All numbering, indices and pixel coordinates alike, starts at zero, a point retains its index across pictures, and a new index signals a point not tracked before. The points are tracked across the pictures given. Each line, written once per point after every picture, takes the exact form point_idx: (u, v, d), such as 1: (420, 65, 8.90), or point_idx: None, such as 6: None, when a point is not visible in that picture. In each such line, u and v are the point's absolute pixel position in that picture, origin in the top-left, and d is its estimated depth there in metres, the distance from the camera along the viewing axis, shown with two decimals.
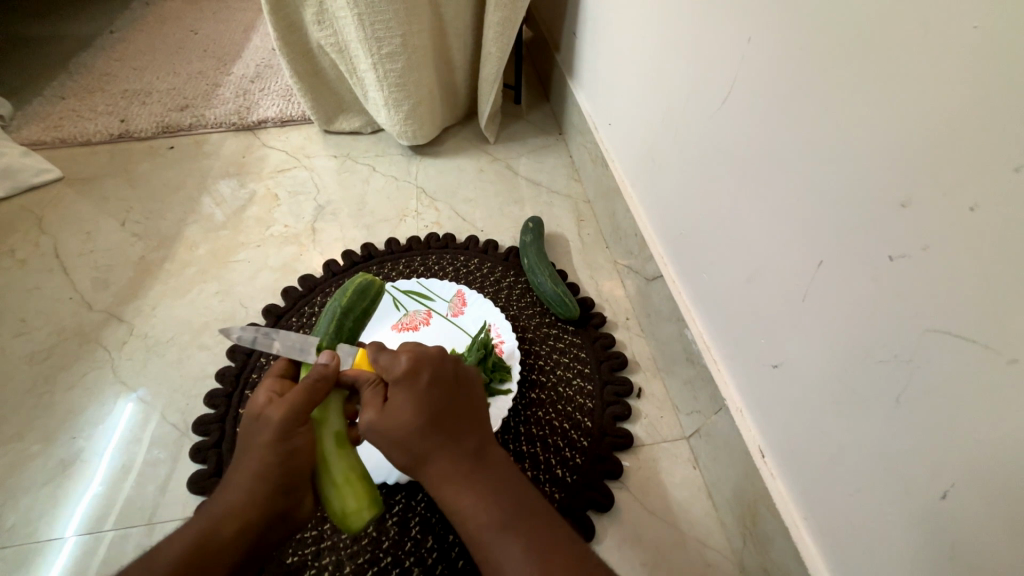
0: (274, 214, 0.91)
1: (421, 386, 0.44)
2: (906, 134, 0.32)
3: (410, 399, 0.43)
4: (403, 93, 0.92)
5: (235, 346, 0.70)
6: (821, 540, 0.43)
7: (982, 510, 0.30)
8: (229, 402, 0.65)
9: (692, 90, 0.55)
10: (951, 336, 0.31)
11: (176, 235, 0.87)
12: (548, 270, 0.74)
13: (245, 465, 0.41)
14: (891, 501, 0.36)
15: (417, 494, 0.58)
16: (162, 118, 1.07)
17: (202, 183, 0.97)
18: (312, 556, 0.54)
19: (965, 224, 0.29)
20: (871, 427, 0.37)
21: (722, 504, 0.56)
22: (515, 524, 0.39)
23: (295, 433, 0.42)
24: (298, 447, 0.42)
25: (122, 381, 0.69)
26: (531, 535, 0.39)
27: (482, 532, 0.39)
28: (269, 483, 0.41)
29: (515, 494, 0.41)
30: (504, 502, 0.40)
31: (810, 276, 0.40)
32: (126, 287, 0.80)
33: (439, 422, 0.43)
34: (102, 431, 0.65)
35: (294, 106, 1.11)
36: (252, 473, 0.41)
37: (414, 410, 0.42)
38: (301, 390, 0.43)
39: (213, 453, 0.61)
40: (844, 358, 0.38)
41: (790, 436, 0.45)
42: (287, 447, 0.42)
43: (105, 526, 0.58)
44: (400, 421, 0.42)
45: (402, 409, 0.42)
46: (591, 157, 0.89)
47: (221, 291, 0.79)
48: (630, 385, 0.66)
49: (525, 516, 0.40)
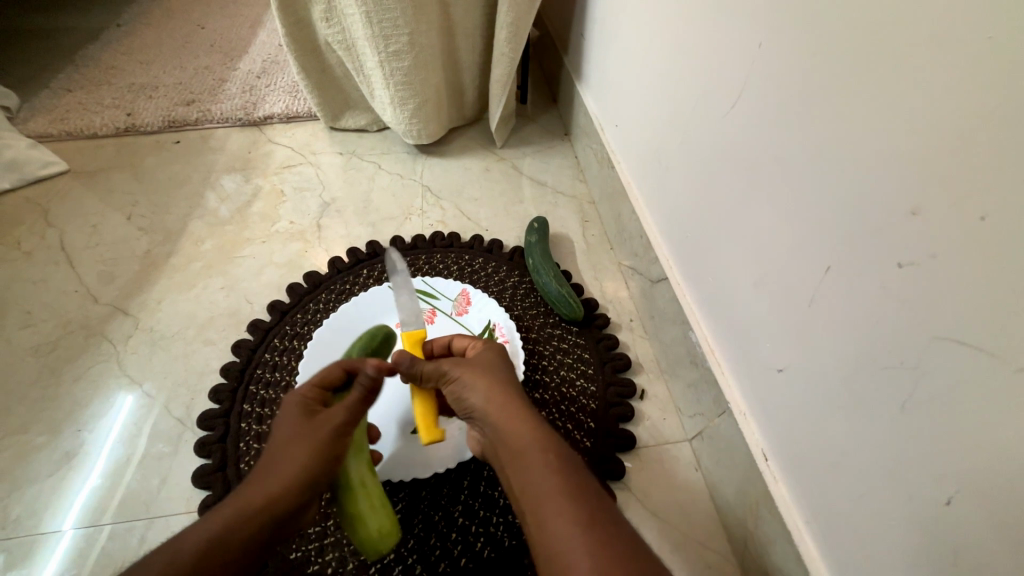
0: (279, 210, 0.91)
1: (486, 362, 0.48)
2: (918, 141, 0.32)
3: (472, 367, 0.47)
4: (408, 92, 0.92)
5: (240, 342, 0.71)
6: (823, 543, 0.43)
7: (985, 517, 0.30)
8: (234, 396, 0.65)
9: (700, 93, 0.55)
10: (956, 343, 0.31)
11: (180, 230, 0.88)
12: (553, 270, 0.74)
13: (287, 457, 0.41)
14: (895, 506, 0.36)
15: (420, 492, 0.58)
16: (168, 112, 1.07)
17: (207, 177, 0.97)
18: (315, 552, 0.54)
19: (974, 232, 0.29)
20: (874, 431, 0.37)
21: (723, 506, 0.57)
22: (568, 497, 0.36)
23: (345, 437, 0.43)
24: (340, 452, 0.43)
25: (127, 374, 0.70)
26: (586, 513, 0.35)
27: (533, 501, 0.37)
28: (308, 479, 0.40)
29: (572, 464, 0.39)
30: (558, 467, 0.39)
31: (816, 281, 0.41)
32: (131, 280, 0.80)
33: (506, 393, 0.45)
34: (105, 424, 0.65)
35: (300, 101, 1.11)
36: (295, 466, 0.40)
37: (482, 377, 0.46)
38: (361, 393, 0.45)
39: (217, 448, 0.61)
40: (851, 363, 0.38)
41: (794, 438, 0.45)
42: (334, 447, 0.42)
43: (104, 519, 0.58)
44: (466, 381, 0.46)
45: (466, 372, 0.46)
46: (597, 158, 0.89)
47: (226, 285, 0.79)
48: (633, 386, 0.66)
49: (577, 493, 0.37)
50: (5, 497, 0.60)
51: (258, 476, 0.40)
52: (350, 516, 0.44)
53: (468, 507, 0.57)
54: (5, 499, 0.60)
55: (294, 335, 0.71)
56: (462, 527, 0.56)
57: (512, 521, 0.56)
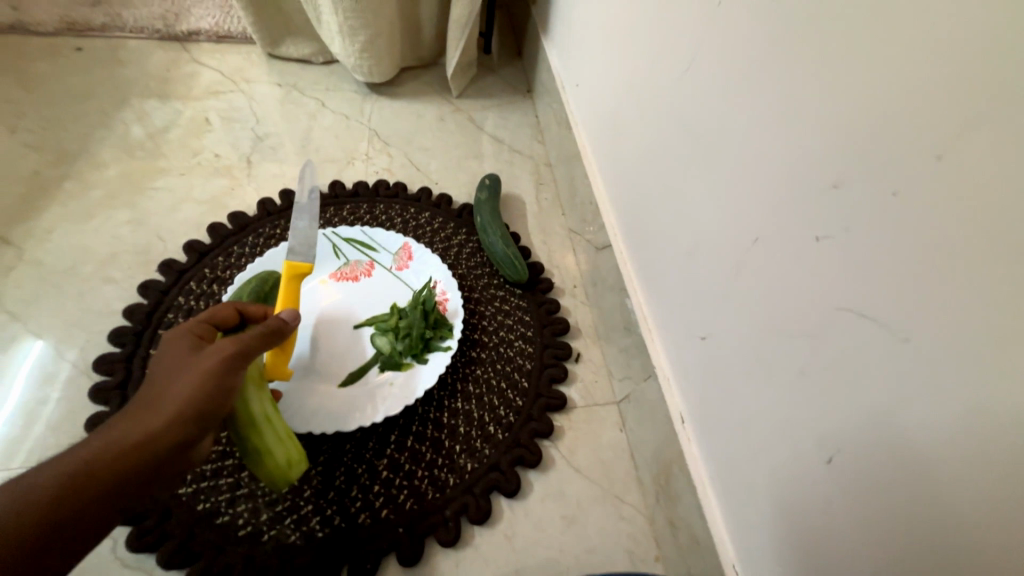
0: (203, 140, 0.82)
1: None
2: (848, 115, 0.32)
3: None
4: (360, 21, 0.84)
5: (148, 282, 0.64)
6: (723, 497, 0.46)
7: (858, 473, 0.33)
8: (139, 340, 0.59)
9: (656, 53, 0.53)
10: (855, 314, 0.32)
11: (80, 152, 0.76)
12: (500, 230, 0.72)
13: (170, 390, 0.37)
14: (786, 463, 0.39)
15: (344, 445, 0.57)
16: (67, 12, 0.91)
17: (116, 95, 0.84)
18: (226, 503, 0.52)
19: (885, 208, 0.30)
20: (776, 394, 0.39)
21: (641, 464, 0.60)
22: None
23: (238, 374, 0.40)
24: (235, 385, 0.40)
25: (10, 311, 0.62)
26: None
27: None
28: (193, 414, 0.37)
29: None
30: None
31: (744, 251, 0.42)
32: (16, 204, 0.70)
33: None
34: (10, 365, 0.58)
35: (234, 19, 0.98)
36: (181, 393, 0.37)
37: None
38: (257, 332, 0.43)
39: (117, 394, 0.56)
40: (765, 330, 0.40)
41: (709, 402, 0.48)
42: (225, 382, 0.39)
43: (12, 464, 0.53)
44: None
45: None
46: (556, 118, 0.86)
47: (135, 219, 0.71)
48: (569, 349, 0.67)
49: None
50: None
51: (133, 410, 0.36)
52: (256, 449, 0.47)
53: (393, 460, 0.56)
54: None
55: (214, 278, 0.65)
56: (386, 480, 0.55)
57: (437, 474, 0.56)
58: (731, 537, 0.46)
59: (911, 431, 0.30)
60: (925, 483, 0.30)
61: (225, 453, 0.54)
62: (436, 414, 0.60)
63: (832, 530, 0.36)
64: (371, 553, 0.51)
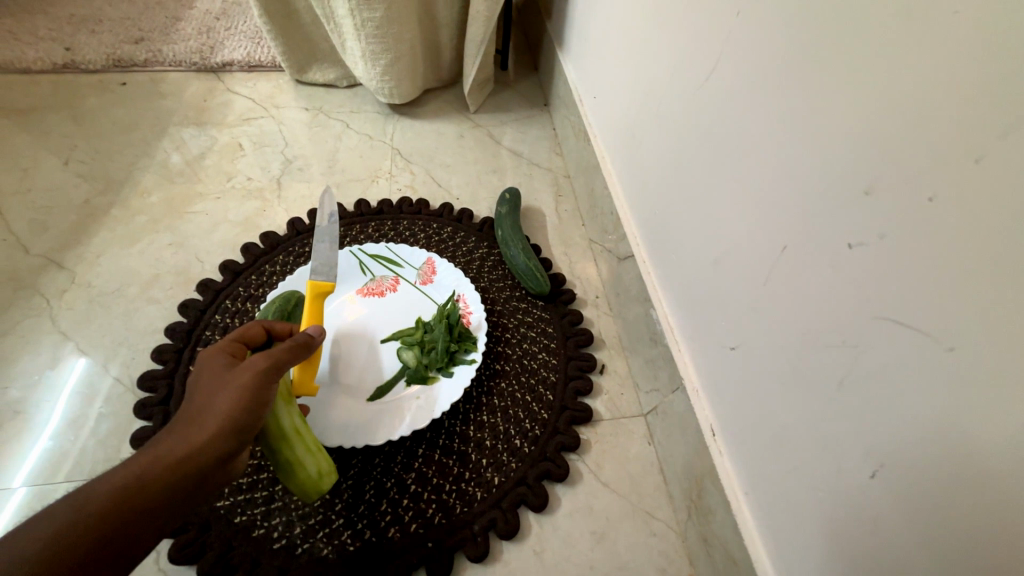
0: (236, 165, 0.86)
1: None
2: (882, 119, 0.31)
3: None
4: (381, 46, 0.87)
5: (188, 302, 0.67)
6: (760, 513, 0.45)
7: (904, 488, 0.32)
8: (179, 358, 0.62)
9: (676, 64, 0.53)
10: (895, 324, 0.31)
11: (125, 180, 0.81)
12: (521, 242, 0.73)
13: (211, 407, 0.38)
14: (827, 477, 0.37)
15: (373, 458, 0.57)
16: (113, 50, 0.98)
17: (156, 125, 0.90)
18: (260, 516, 0.53)
19: (922, 213, 0.29)
20: (812, 406, 0.38)
21: (671, 478, 0.58)
22: None
23: (271, 388, 0.42)
24: (269, 398, 0.42)
25: (62, 331, 0.66)
26: None
27: None
28: (235, 428, 0.38)
29: None
30: None
31: (773, 260, 0.41)
32: (67, 231, 0.74)
33: None
34: (52, 384, 0.62)
35: (264, 49, 1.03)
36: (224, 409, 0.39)
37: None
38: (289, 346, 0.45)
39: (159, 410, 0.58)
40: (799, 339, 0.39)
41: (741, 415, 0.46)
42: (261, 396, 0.41)
43: (58, 477, 0.56)
44: None
45: None
46: (574, 130, 0.87)
47: (174, 242, 0.75)
48: (594, 361, 0.66)
49: None
50: None
51: (178, 426, 0.37)
52: (286, 463, 0.48)
53: (421, 474, 0.57)
54: None
55: (247, 297, 0.68)
56: (415, 494, 0.56)
57: (465, 488, 0.56)
58: (769, 555, 0.44)
59: (962, 446, 0.28)
60: (981, 499, 0.28)
61: (260, 467, 0.56)
62: (462, 427, 0.60)
63: (880, 549, 0.34)
64: (401, 566, 0.51)
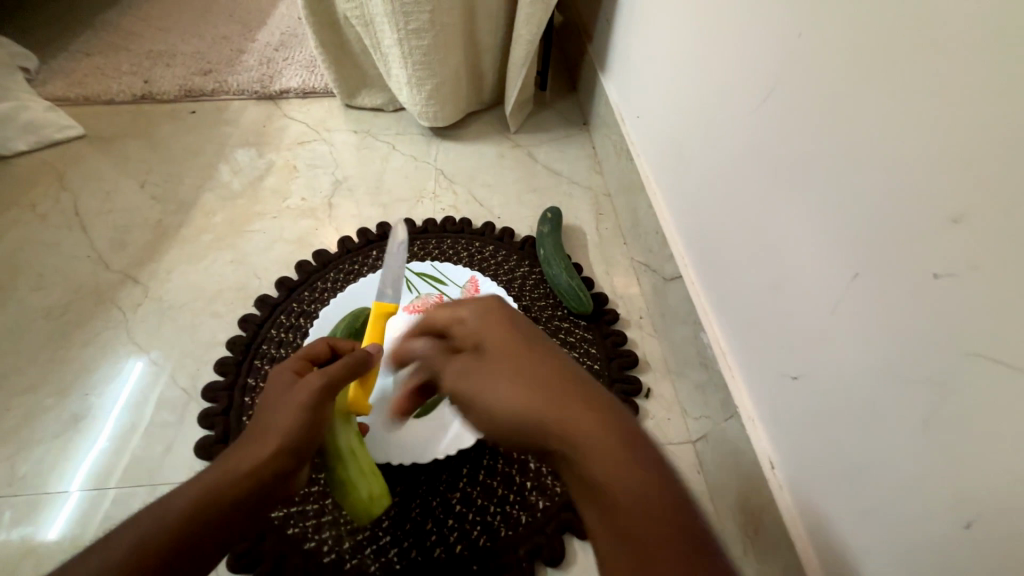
0: (291, 186, 0.90)
1: (497, 330, 0.35)
2: (970, 145, 0.29)
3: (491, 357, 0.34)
4: (427, 72, 0.90)
5: (247, 316, 0.71)
6: (829, 556, 0.42)
7: (1005, 543, 0.29)
8: (238, 370, 0.65)
9: (729, 85, 0.52)
10: (989, 361, 0.29)
11: (192, 202, 0.87)
12: (563, 262, 0.73)
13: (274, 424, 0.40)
14: (909, 523, 0.35)
15: (419, 476, 0.58)
16: (185, 82, 1.06)
17: (220, 149, 0.96)
18: (311, 529, 0.54)
19: (1021, 244, 0.27)
20: (891, 444, 0.36)
21: (724, 510, 0.56)
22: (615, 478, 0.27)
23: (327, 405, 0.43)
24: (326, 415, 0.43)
25: (135, 342, 0.70)
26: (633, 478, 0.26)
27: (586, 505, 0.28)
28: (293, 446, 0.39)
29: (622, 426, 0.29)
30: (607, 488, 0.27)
31: (843, 287, 0.39)
32: (142, 248, 0.81)
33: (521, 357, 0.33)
34: (112, 390, 0.66)
35: (317, 77, 1.09)
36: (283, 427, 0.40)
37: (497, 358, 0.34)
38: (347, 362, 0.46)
39: (219, 421, 0.61)
40: (874, 372, 0.37)
41: (806, 448, 0.44)
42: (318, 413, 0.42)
43: (109, 482, 0.59)
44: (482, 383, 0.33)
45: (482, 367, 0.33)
46: (615, 149, 0.87)
47: (235, 259, 0.79)
48: (639, 384, 0.65)
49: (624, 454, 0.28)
50: (14, 454, 0.61)
51: (244, 442, 0.39)
52: (341, 481, 0.49)
53: (465, 494, 0.57)
54: (14, 456, 0.61)
55: (301, 312, 0.71)
56: (459, 514, 0.56)
57: (509, 511, 0.56)
58: None
59: None
60: None
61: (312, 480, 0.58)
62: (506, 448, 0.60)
63: None
64: None
